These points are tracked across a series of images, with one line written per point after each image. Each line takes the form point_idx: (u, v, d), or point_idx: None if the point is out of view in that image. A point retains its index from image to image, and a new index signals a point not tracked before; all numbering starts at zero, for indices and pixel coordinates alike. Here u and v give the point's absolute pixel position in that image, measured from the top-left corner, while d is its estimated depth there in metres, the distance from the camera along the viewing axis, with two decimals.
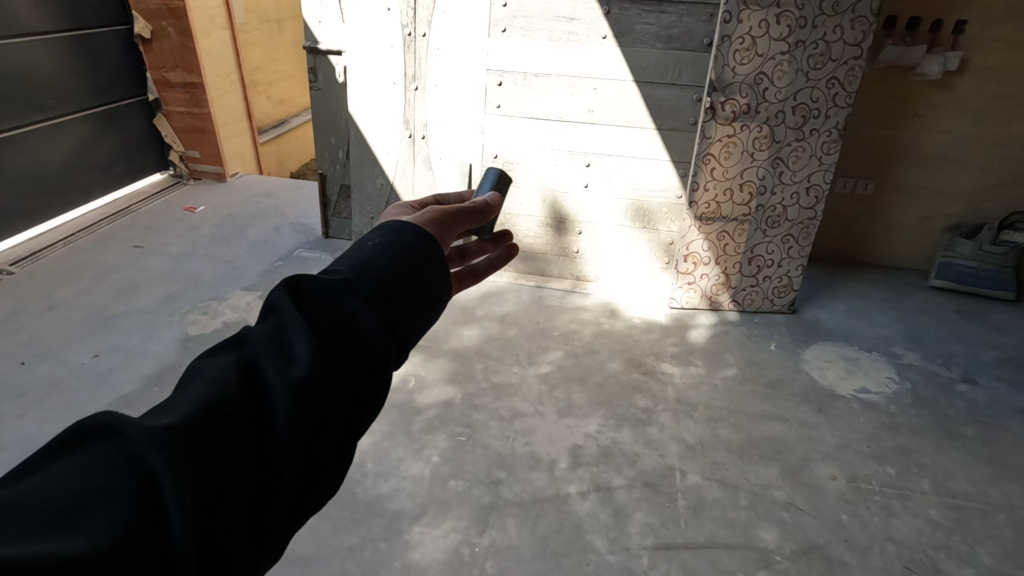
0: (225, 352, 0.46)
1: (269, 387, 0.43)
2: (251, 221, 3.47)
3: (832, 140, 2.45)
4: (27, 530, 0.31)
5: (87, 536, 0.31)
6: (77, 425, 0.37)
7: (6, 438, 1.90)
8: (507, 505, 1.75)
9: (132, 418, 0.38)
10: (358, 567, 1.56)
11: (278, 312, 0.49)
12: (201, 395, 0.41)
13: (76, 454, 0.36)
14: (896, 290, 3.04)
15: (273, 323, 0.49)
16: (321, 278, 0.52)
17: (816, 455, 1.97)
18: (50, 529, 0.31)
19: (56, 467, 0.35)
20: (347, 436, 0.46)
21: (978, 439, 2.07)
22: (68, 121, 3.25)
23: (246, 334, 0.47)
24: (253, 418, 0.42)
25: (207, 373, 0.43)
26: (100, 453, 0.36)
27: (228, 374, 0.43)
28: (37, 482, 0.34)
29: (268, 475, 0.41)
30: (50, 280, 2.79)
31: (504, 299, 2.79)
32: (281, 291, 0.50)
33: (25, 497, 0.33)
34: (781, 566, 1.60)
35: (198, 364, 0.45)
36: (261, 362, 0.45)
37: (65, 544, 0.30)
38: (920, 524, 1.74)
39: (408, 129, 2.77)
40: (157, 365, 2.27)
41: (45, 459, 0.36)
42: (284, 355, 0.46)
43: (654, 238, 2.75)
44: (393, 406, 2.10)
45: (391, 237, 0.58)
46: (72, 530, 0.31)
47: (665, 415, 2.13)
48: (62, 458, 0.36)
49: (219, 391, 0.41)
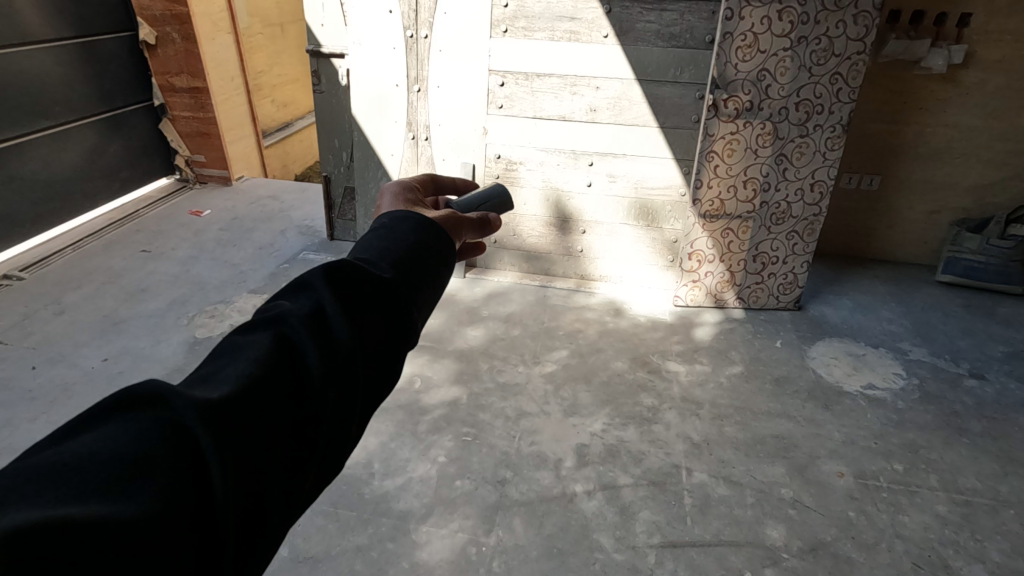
0: (259, 328, 0.48)
1: (304, 369, 0.46)
2: (257, 223, 3.50)
3: (836, 135, 2.44)
4: (85, 490, 0.33)
5: (144, 501, 0.33)
6: (123, 392, 0.38)
7: (19, 442, 1.93)
8: (513, 504, 1.76)
9: (177, 388, 0.40)
10: (366, 567, 1.57)
11: (310, 295, 0.51)
12: (244, 371, 0.43)
13: (125, 419, 0.37)
14: (903, 286, 3.02)
15: (304, 303, 0.51)
16: (352, 266, 0.54)
17: (822, 452, 1.97)
18: (106, 491, 0.33)
19: (106, 429, 0.36)
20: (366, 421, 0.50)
21: (986, 435, 2.06)
22: (75, 128, 3.29)
23: (280, 311, 0.49)
24: (289, 398, 0.44)
25: (245, 350, 0.45)
26: (147, 420, 0.37)
27: (267, 351, 0.45)
28: (91, 442, 0.35)
29: (299, 450, 0.43)
30: (59, 286, 2.82)
31: (508, 299, 2.80)
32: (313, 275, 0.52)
33: (78, 458, 0.34)
34: (788, 563, 1.60)
35: (234, 338, 0.47)
36: (297, 343, 0.47)
37: (121, 509, 0.32)
38: (928, 520, 1.73)
39: (411, 131, 2.78)
40: (166, 368, 2.29)
41: (92, 422, 0.37)
42: (317, 338, 0.48)
43: (658, 236, 2.75)
44: (399, 406, 2.11)
45: (416, 235, 0.61)
46: (127, 493, 0.33)
47: (670, 413, 2.13)
48: (110, 421, 0.37)
49: (259, 367, 0.43)
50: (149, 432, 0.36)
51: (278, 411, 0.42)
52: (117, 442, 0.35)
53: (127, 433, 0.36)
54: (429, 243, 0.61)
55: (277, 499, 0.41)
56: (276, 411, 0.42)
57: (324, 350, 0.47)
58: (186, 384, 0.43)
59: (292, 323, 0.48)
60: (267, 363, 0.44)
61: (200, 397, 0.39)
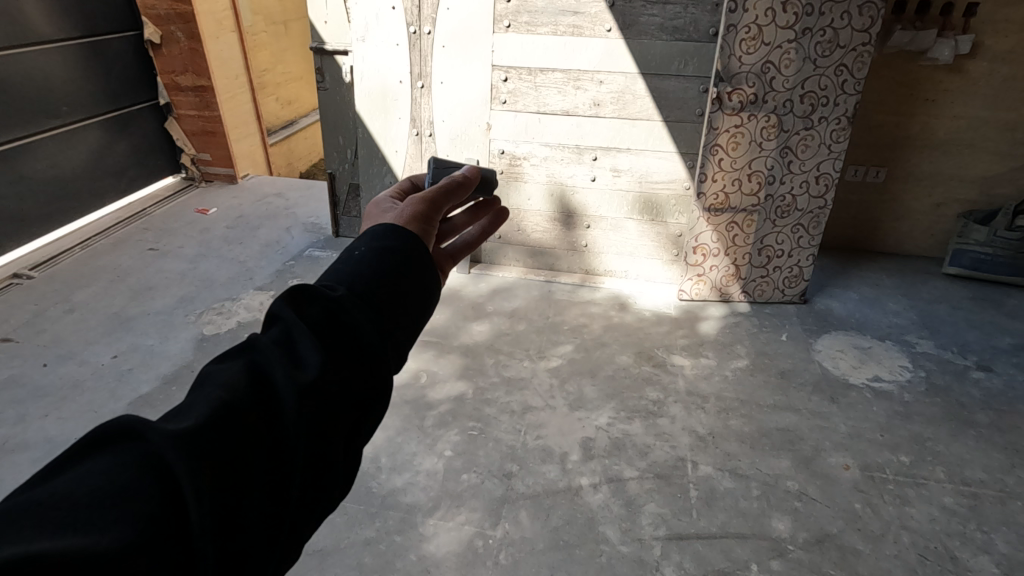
0: (235, 357, 0.49)
1: (279, 392, 0.46)
2: (263, 221, 3.52)
3: (841, 127, 2.43)
4: (59, 526, 0.34)
5: (116, 533, 0.34)
6: (100, 428, 0.40)
7: (32, 438, 1.96)
8: (519, 497, 1.77)
9: (151, 421, 0.41)
10: (374, 559, 1.59)
11: (283, 319, 0.52)
12: (213, 399, 0.43)
13: (99, 457, 0.39)
14: (910, 278, 3.01)
15: (280, 330, 0.51)
16: (325, 285, 0.54)
17: (828, 445, 1.97)
18: (80, 526, 0.34)
19: (80, 468, 0.38)
20: (353, 436, 0.50)
21: (993, 427, 2.05)
22: (82, 127, 3.31)
23: (255, 340, 0.50)
24: (264, 423, 0.44)
25: (219, 379, 0.46)
26: (121, 454, 0.39)
27: (239, 377, 0.46)
28: (67, 480, 0.37)
29: (279, 474, 0.43)
30: (68, 284, 2.85)
31: (513, 294, 2.81)
32: (284, 299, 0.52)
33: (55, 496, 0.36)
34: (794, 555, 1.61)
35: (210, 369, 0.48)
36: (269, 367, 0.47)
37: (96, 540, 0.34)
38: (935, 512, 1.73)
39: (415, 127, 2.79)
40: (174, 365, 2.31)
41: (68, 462, 0.39)
42: (290, 360, 0.49)
43: (662, 231, 2.76)
44: (405, 401, 2.13)
45: (378, 242, 0.58)
46: (100, 527, 0.35)
47: (675, 406, 2.13)
48: (85, 460, 0.39)
49: (229, 394, 0.44)
50: (119, 468, 0.38)
51: (251, 435, 0.43)
52: (90, 480, 0.37)
53: (100, 469, 0.38)
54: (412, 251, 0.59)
55: (258, 527, 0.41)
56: (248, 438, 0.42)
57: (299, 371, 0.48)
58: (163, 419, 0.44)
59: (264, 350, 0.49)
60: (240, 390, 0.45)
61: (171, 429, 0.41)
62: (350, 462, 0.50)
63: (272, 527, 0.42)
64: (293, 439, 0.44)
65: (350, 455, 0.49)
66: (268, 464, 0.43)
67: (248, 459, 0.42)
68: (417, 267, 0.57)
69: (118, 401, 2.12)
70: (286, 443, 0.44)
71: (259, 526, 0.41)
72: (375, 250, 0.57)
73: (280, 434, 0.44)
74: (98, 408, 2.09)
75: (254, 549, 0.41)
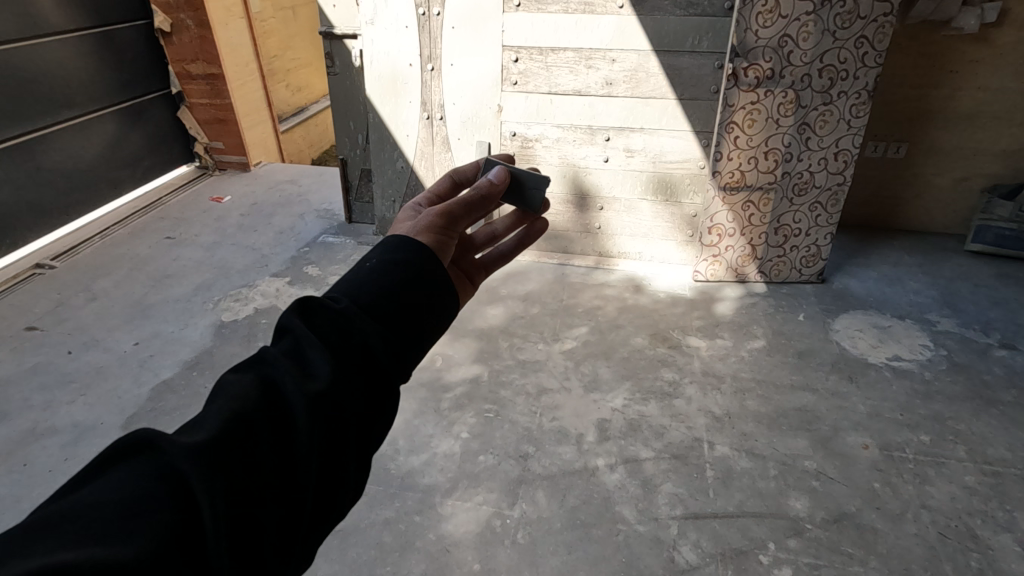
0: (247, 369, 0.53)
1: (289, 401, 0.50)
2: (276, 208, 3.54)
3: (861, 102, 2.37)
4: (82, 532, 0.38)
5: (135, 541, 0.38)
6: (121, 440, 0.44)
7: (60, 423, 2.01)
8: (536, 477, 1.79)
9: (169, 434, 0.45)
10: (394, 539, 1.62)
11: (292, 331, 0.56)
12: (225, 409, 0.48)
13: (120, 467, 0.43)
14: (932, 256, 2.94)
15: (289, 341, 0.56)
16: (335, 297, 0.59)
17: (846, 425, 1.95)
18: (103, 533, 0.38)
19: (102, 480, 0.42)
20: (362, 442, 0.53)
21: (1016, 405, 2.02)
22: (97, 118, 3.35)
23: (265, 353, 0.54)
24: (274, 431, 0.49)
25: (233, 389, 0.50)
26: (139, 465, 0.43)
27: (251, 387, 0.50)
28: (90, 491, 0.41)
29: (292, 480, 0.47)
30: (89, 273, 2.90)
31: (527, 278, 2.80)
32: (293, 312, 0.57)
33: (75, 506, 0.40)
34: (811, 534, 1.61)
35: (226, 378, 0.53)
36: (280, 378, 0.52)
37: (116, 550, 0.37)
38: (955, 491, 1.71)
39: (425, 110, 2.77)
40: (194, 352, 2.35)
41: (92, 475, 0.43)
42: (301, 368, 0.53)
43: (677, 211, 2.73)
44: (422, 384, 2.16)
45: (393, 253, 0.63)
46: (120, 536, 0.38)
47: (691, 387, 2.13)
48: (107, 471, 0.43)
49: (240, 404, 0.49)
50: (140, 479, 0.42)
51: (262, 440, 0.47)
52: (114, 487, 0.41)
53: (123, 480, 0.42)
54: (414, 262, 0.62)
55: (270, 529, 0.45)
56: (259, 445, 0.47)
57: (307, 381, 0.52)
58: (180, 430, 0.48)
59: (275, 364, 0.53)
60: (250, 399, 0.49)
61: (187, 440, 0.45)
62: (361, 468, 0.54)
63: (284, 532, 0.46)
64: (302, 444, 0.48)
65: (361, 463, 0.53)
66: (280, 472, 0.47)
67: (261, 463, 0.46)
68: (425, 279, 0.62)
69: (141, 387, 2.17)
70: (298, 450, 0.48)
71: (274, 527, 0.45)
72: (391, 262, 0.62)
73: (292, 440, 0.49)
74: (122, 394, 2.14)
75: (270, 553, 0.44)
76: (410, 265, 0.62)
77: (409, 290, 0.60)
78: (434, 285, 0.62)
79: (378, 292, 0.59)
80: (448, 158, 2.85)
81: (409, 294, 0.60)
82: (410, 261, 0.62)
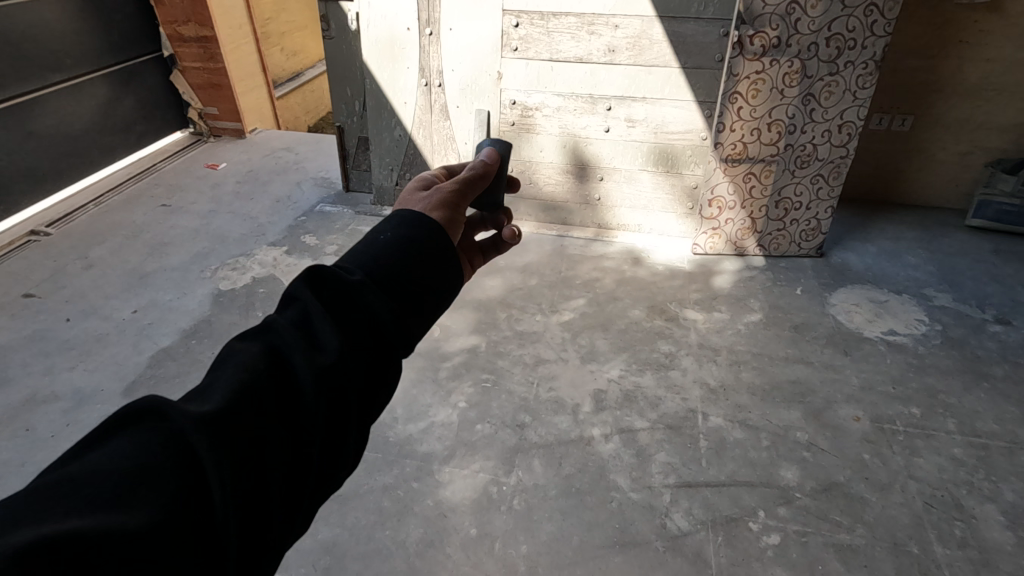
0: (253, 340, 0.53)
1: (295, 373, 0.51)
2: (272, 176, 3.50)
3: (868, 72, 2.32)
4: (92, 498, 0.39)
5: (143, 510, 0.39)
6: (128, 408, 0.45)
7: (61, 390, 2.03)
8: (532, 446, 1.82)
9: (176, 402, 0.46)
10: (392, 504, 1.65)
11: (299, 301, 0.56)
12: (232, 380, 0.48)
13: (128, 434, 0.44)
14: (932, 230, 2.93)
15: (295, 312, 0.56)
16: (341, 269, 0.58)
17: (839, 397, 1.97)
18: (111, 502, 0.39)
19: (109, 446, 0.43)
20: (366, 415, 0.54)
21: (1008, 379, 2.04)
22: (88, 81, 3.28)
23: (272, 323, 0.55)
24: (279, 402, 0.49)
25: (240, 359, 0.50)
26: (147, 433, 0.43)
27: (257, 358, 0.51)
28: (98, 457, 0.42)
29: (297, 451, 0.48)
30: (85, 241, 2.88)
31: (526, 249, 2.79)
32: (300, 280, 0.57)
33: (84, 472, 0.40)
34: (801, 502, 1.64)
35: (232, 347, 0.53)
36: (287, 349, 0.52)
37: (126, 518, 0.38)
38: (943, 462, 1.75)
39: (424, 76, 2.71)
40: (192, 320, 2.36)
41: (100, 440, 0.43)
42: (308, 341, 0.53)
43: (677, 183, 2.70)
44: (420, 354, 2.17)
45: (401, 228, 0.63)
46: (129, 504, 0.39)
47: (687, 359, 2.15)
48: (115, 438, 0.43)
49: (247, 375, 0.49)
50: (147, 447, 0.42)
51: (268, 411, 0.47)
52: (123, 454, 0.42)
53: (131, 447, 0.42)
54: (421, 237, 0.62)
55: (276, 499, 0.46)
56: (265, 416, 0.47)
57: (314, 354, 0.52)
58: (187, 397, 0.48)
59: (282, 334, 0.53)
60: (256, 370, 0.50)
61: (195, 410, 0.45)
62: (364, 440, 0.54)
63: (288, 501, 0.47)
64: (309, 416, 0.49)
65: (364, 435, 0.54)
66: (286, 442, 0.48)
67: (267, 434, 0.46)
68: (431, 255, 0.62)
69: (140, 355, 2.18)
70: (304, 422, 0.49)
71: (280, 496, 0.46)
72: (399, 236, 0.62)
73: (298, 413, 0.49)
74: (122, 361, 2.15)
75: (275, 521, 0.45)
76: (417, 239, 0.62)
77: (416, 264, 0.60)
78: (440, 259, 0.62)
79: (384, 265, 0.59)
80: (446, 127, 2.81)
81: (415, 269, 0.60)
82: (417, 234, 0.62)
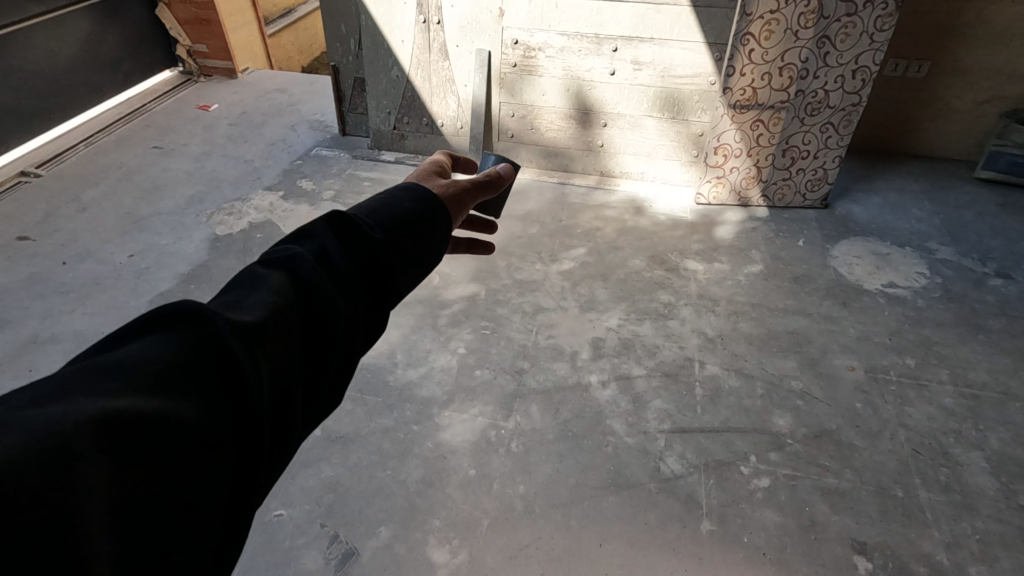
0: (270, 270, 0.58)
1: (316, 302, 0.56)
2: (266, 118, 3.40)
3: (887, 13, 2.21)
4: (143, 384, 0.42)
5: (194, 400, 0.43)
6: (162, 309, 0.48)
7: (62, 332, 2.04)
8: (531, 392, 1.84)
9: (211, 309, 0.49)
10: (393, 446, 1.69)
11: (313, 244, 0.62)
12: (262, 300, 0.53)
13: (164, 332, 0.46)
14: (939, 182, 2.88)
15: (308, 253, 0.61)
16: (351, 224, 0.65)
17: (835, 348, 1.99)
18: (162, 391, 0.42)
19: (148, 340, 0.45)
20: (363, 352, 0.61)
21: (1003, 332, 2.05)
22: (71, 14, 3.12)
23: (288, 257, 0.59)
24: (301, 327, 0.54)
25: (265, 285, 0.55)
26: (184, 333, 0.47)
27: (279, 286, 0.55)
28: (138, 349, 0.44)
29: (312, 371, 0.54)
30: (77, 183, 2.82)
31: (526, 197, 2.75)
32: (315, 228, 0.63)
33: (126, 361, 0.43)
34: (792, 448, 1.68)
35: (250, 273, 0.57)
36: (305, 282, 0.57)
37: (177, 405, 0.42)
38: (933, 411, 1.78)
39: (422, 13, 2.59)
40: (190, 264, 2.34)
41: (133, 336, 0.46)
42: (323, 278, 0.59)
43: (683, 130, 2.64)
44: (419, 301, 2.17)
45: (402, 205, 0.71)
46: (178, 394, 0.43)
47: (686, 309, 2.15)
48: (150, 334, 0.46)
49: (273, 297, 0.54)
50: (190, 344, 0.46)
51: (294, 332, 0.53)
52: (164, 350, 0.45)
53: (170, 344, 0.45)
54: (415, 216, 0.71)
55: (294, 408, 0.51)
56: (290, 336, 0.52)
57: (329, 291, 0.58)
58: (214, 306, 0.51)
59: (299, 269, 0.58)
60: (281, 296, 0.55)
61: (232, 319, 0.49)
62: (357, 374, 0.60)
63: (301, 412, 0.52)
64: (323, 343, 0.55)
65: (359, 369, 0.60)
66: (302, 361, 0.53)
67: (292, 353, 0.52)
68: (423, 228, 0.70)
69: (139, 299, 2.17)
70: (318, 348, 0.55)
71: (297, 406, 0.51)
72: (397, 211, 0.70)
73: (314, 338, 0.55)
74: (121, 305, 2.15)
75: (291, 428, 0.51)
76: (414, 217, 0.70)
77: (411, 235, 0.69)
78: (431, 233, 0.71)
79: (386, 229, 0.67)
80: (446, 67, 2.71)
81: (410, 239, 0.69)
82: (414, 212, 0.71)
